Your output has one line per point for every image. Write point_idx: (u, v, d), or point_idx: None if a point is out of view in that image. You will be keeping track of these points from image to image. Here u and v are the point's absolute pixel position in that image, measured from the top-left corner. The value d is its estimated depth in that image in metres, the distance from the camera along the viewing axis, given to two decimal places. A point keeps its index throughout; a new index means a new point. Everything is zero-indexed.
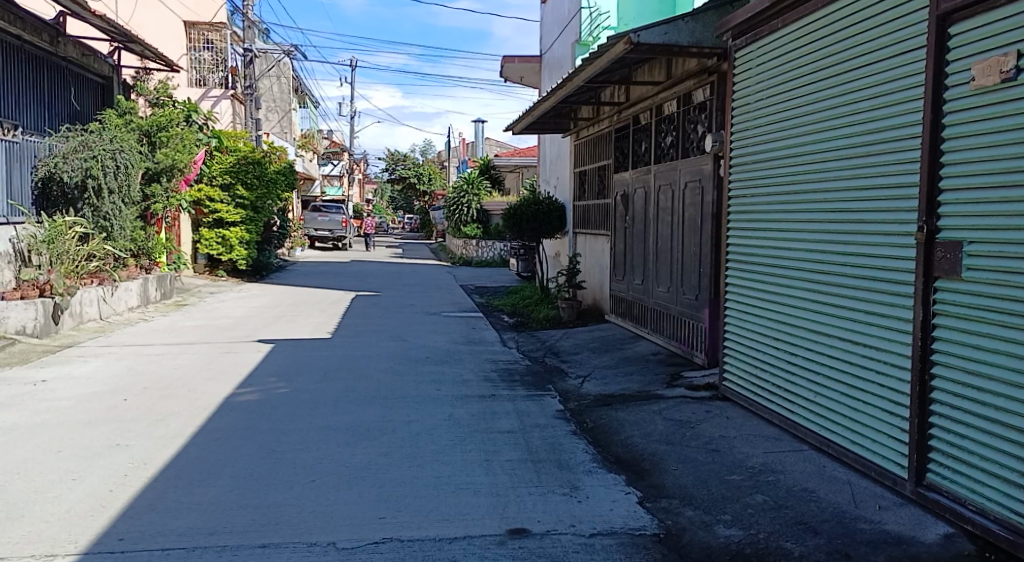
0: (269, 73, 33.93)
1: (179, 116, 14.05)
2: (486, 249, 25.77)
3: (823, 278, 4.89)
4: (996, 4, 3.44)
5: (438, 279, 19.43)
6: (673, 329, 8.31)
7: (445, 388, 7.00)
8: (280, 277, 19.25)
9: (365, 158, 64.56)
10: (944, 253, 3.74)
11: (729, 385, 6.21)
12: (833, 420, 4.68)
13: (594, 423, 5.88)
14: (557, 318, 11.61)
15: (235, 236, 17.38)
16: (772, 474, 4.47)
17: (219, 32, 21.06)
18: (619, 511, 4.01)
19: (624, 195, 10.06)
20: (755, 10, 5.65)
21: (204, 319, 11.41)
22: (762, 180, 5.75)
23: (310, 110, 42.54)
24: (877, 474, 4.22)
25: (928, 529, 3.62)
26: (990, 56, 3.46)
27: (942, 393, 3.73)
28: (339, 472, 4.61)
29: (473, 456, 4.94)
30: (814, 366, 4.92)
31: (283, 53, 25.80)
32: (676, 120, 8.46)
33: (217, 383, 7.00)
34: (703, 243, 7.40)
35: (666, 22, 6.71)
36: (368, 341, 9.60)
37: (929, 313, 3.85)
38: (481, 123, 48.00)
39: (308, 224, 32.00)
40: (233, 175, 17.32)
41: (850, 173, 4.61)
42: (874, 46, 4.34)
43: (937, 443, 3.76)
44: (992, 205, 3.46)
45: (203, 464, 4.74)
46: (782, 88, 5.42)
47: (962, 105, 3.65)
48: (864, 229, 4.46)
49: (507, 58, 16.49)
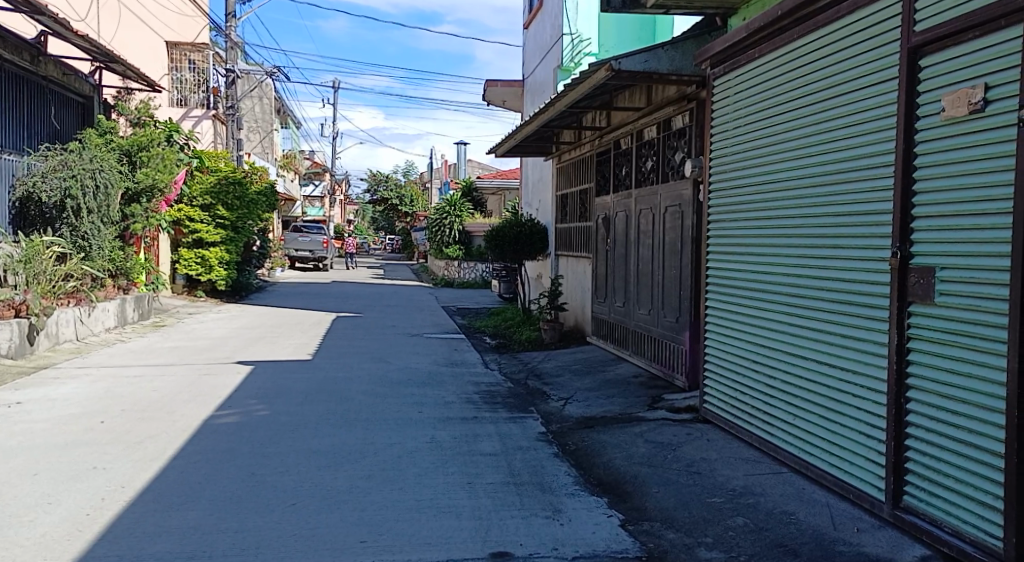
0: (251, 94, 34.00)
1: (162, 136, 13.91)
2: (467, 271, 26.05)
3: (802, 303, 4.97)
4: (963, 39, 3.56)
5: (420, 300, 19.45)
6: (654, 351, 8.39)
7: (427, 410, 6.98)
8: (260, 297, 19.11)
9: (347, 178, 64.51)
10: (918, 278, 3.83)
11: (709, 408, 6.25)
12: (812, 444, 4.73)
13: (576, 446, 5.89)
14: (539, 340, 11.65)
15: (215, 256, 17.32)
16: (752, 497, 4.51)
17: (202, 53, 20.92)
18: (602, 534, 4.03)
19: (606, 218, 10.18)
20: (734, 40, 5.79)
21: (182, 340, 11.30)
22: (741, 205, 5.84)
23: (291, 131, 42.72)
24: (856, 496, 4.27)
25: (905, 551, 3.68)
26: (958, 88, 3.58)
27: (917, 416, 3.81)
28: (320, 495, 4.58)
29: (455, 479, 4.93)
30: (794, 390, 4.98)
31: (266, 74, 25.77)
32: (656, 146, 8.59)
33: (196, 406, 6.93)
34: (683, 267, 7.49)
35: (647, 50, 6.84)
36: (350, 363, 9.55)
37: (903, 338, 3.93)
38: (463, 145, 48.19)
39: (289, 244, 31.81)
40: (213, 195, 17.11)
41: (827, 200, 4.70)
42: (849, 75, 4.45)
43: (913, 466, 3.82)
44: (961, 231, 3.55)
45: (181, 488, 4.70)
46: (760, 114, 5.54)
47: (932, 137, 3.77)
48: (841, 255, 4.55)
49: (490, 81, 16.63)
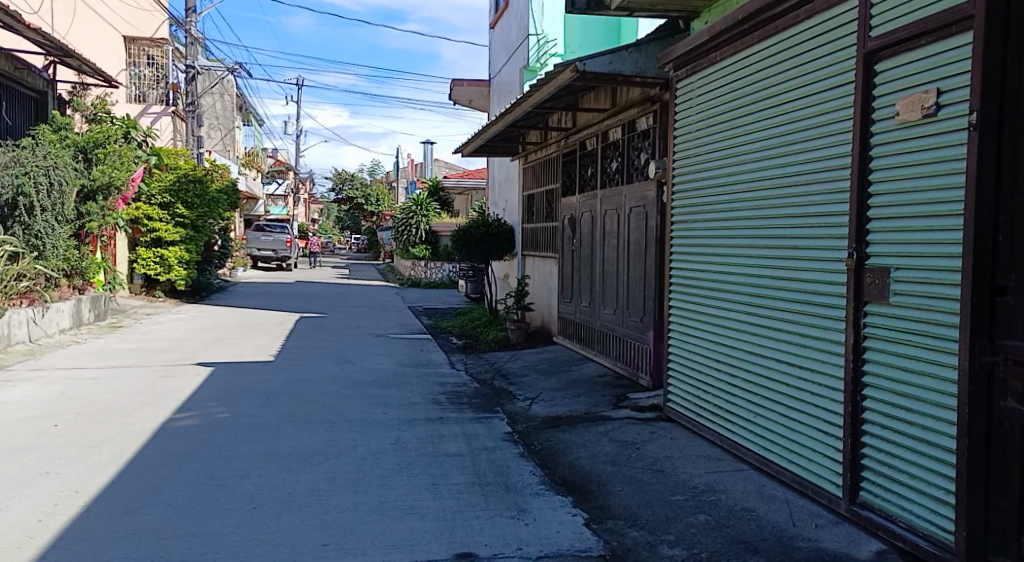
0: (212, 90, 33.40)
1: (118, 132, 13.63)
2: (435, 271, 25.85)
3: (762, 302, 5.05)
4: (917, 44, 3.65)
5: (386, 300, 19.32)
6: (619, 351, 8.44)
7: (392, 412, 6.93)
8: (221, 297, 18.79)
9: (311, 177, 63.73)
10: (873, 279, 3.92)
11: (673, 406, 6.32)
12: (772, 442, 4.82)
13: (542, 445, 5.90)
14: (505, 340, 11.65)
15: (174, 255, 16.95)
16: (714, 494, 4.56)
17: (160, 48, 20.84)
18: (566, 533, 4.04)
19: (571, 219, 10.23)
20: (695, 43, 5.86)
21: (140, 341, 11.07)
22: (703, 206, 5.91)
23: (253, 128, 42.10)
24: (814, 492, 4.35)
25: (862, 546, 3.76)
26: (913, 92, 3.67)
27: (872, 414, 3.90)
28: (281, 498, 4.51)
29: (420, 481, 4.90)
30: (754, 388, 5.06)
31: (227, 71, 25.38)
32: (621, 147, 8.66)
33: (155, 408, 6.78)
34: (647, 268, 7.56)
35: (610, 52, 6.90)
36: (313, 363, 9.44)
37: (859, 337, 4.02)
38: (428, 144, 47.99)
39: (251, 243, 31.28)
40: (172, 193, 16.81)
41: (786, 202, 4.79)
42: (807, 79, 4.54)
43: (869, 462, 3.91)
44: (914, 232, 3.65)
45: (136, 492, 4.60)
46: (721, 116, 5.62)
47: (886, 140, 3.86)
48: (800, 257, 4.63)
49: (457, 80, 16.54)
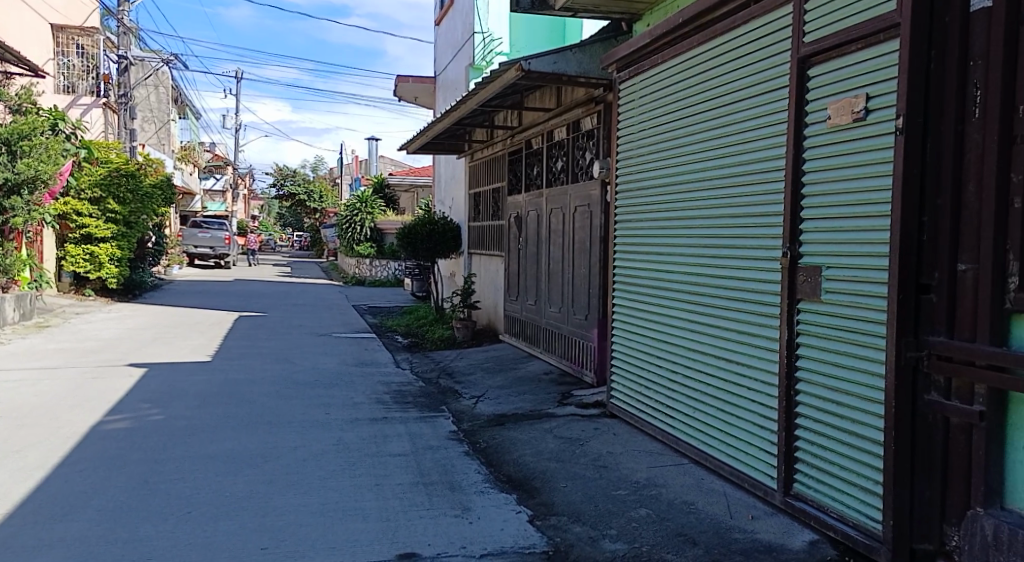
0: (146, 82, 32.29)
1: (44, 124, 12.98)
2: (381, 268, 25.53)
3: (701, 301, 5.16)
4: (847, 51, 3.78)
5: (329, 298, 19.01)
6: (564, 349, 8.51)
7: (334, 412, 6.84)
8: (155, 296, 18.19)
9: (251, 173, 62.17)
10: (806, 277, 4.05)
11: (616, 403, 6.41)
12: (710, 436, 4.93)
13: (487, 443, 5.90)
14: (451, 338, 11.61)
15: (106, 252, 16.32)
16: (654, 488, 4.65)
17: (91, 38, 19.88)
18: (510, 530, 4.06)
19: (517, 217, 10.26)
20: (637, 45, 5.94)
21: (69, 342, 10.63)
22: (645, 205, 6.00)
23: (189, 121, 40.81)
24: (750, 485, 4.48)
25: (795, 536, 3.88)
26: (843, 97, 3.80)
27: (805, 408, 4.03)
28: (218, 502, 4.40)
29: (363, 481, 4.85)
30: (693, 384, 5.18)
31: (162, 62, 24.55)
32: (566, 146, 8.72)
33: (84, 411, 6.52)
34: (592, 267, 7.65)
35: (555, 52, 6.94)
36: (253, 364, 9.22)
37: (793, 333, 4.16)
38: (373, 141, 47.40)
39: (187, 240, 30.35)
40: (103, 188, 16.22)
41: (724, 202, 4.90)
42: (744, 82, 4.66)
43: (802, 455, 4.04)
44: (844, 232, 3.78)
45: (63, 498, 4.42)
46: (662, 118, 5.72)
47: (818, 142, 3.99)
48: (737, 255, 4.74)
49: (401, 77, 16.48)
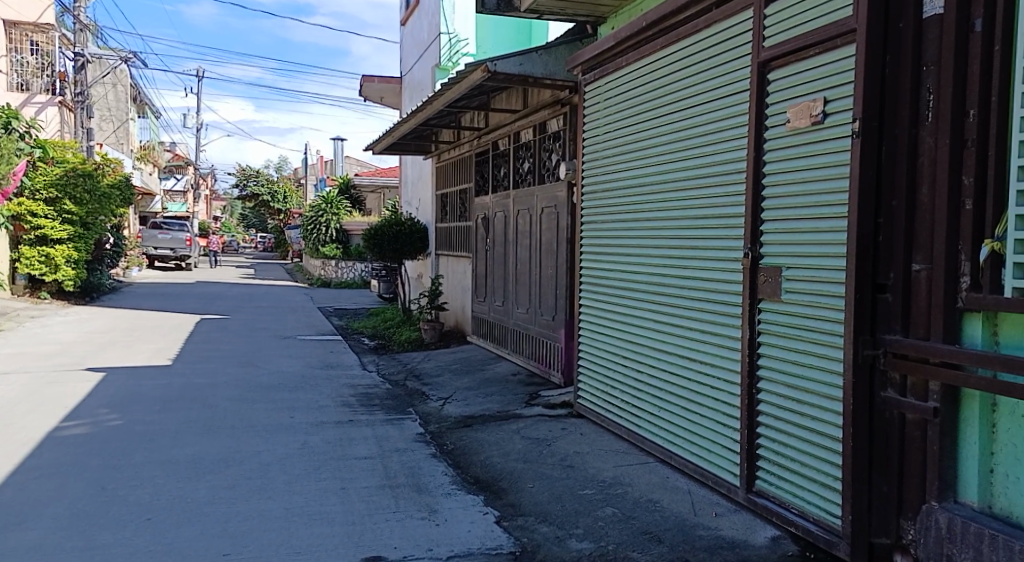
0: (104, 80, 31.60)
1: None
2: (347, 270, 25.30)
3: (665, 301, 5.22)
4: (806, 55, 3.85)
5: (294, 300, 18.79)
6: (531, 350, 8.53)
7: (299, 415, 6.76)
8: (114, 298, 17.80)
9: (213, 173, 61.17)
10: (766, 278, 4.13)
11: (582, 403, 6.44)
12: (675, 435, 4.99)
13: (454, 445, 5.89)
14: (418, 340, 11.57)
15: (62, 254, 15.87)
16: (620, 487, 4.68)
17: (46, 34, 19.63)
18: (477, 532, 4.05)
19: (484, 218, 10.26)
20: (602, 48, 5.98)
21: (23, 346, 10.34)
22: (610, 206, 6.05)
23: (149, 121, 40.04)
24: (714, 483, 4.54)
25: (758, 533, 3.94)
26: (801, 101, 3.88)
27: (767, 406, 4.10)
28: (179, 508, 4.32)
29: (329, 485, 4.80)
30: (658, 383, 5.23)
31: (120, 60, 24.07)
32: (532, 147, 8.75)
33: (39, 417, 6.35)
34: (558, 267, 7.68)
35: (520, 53, 6.95)
36: (216, 367, 9.08)
37: (754, 332, 4.22)
38: (338, 141, 47.01)
39: (147, 242, 29.74)
40: (59, 188, 15.81)
41: (687, 203, 4.96)
42: (706, 84, 4.72)
43: (764, 452, 4.11)
44: (804, 233, 3.86)
45: (17, 506, 4.29)
46: (627, 120, 5.77)
47: (778, 145, 4.06)
48: (700, 255, 4.80)
49: (366, 77, 16.39)
